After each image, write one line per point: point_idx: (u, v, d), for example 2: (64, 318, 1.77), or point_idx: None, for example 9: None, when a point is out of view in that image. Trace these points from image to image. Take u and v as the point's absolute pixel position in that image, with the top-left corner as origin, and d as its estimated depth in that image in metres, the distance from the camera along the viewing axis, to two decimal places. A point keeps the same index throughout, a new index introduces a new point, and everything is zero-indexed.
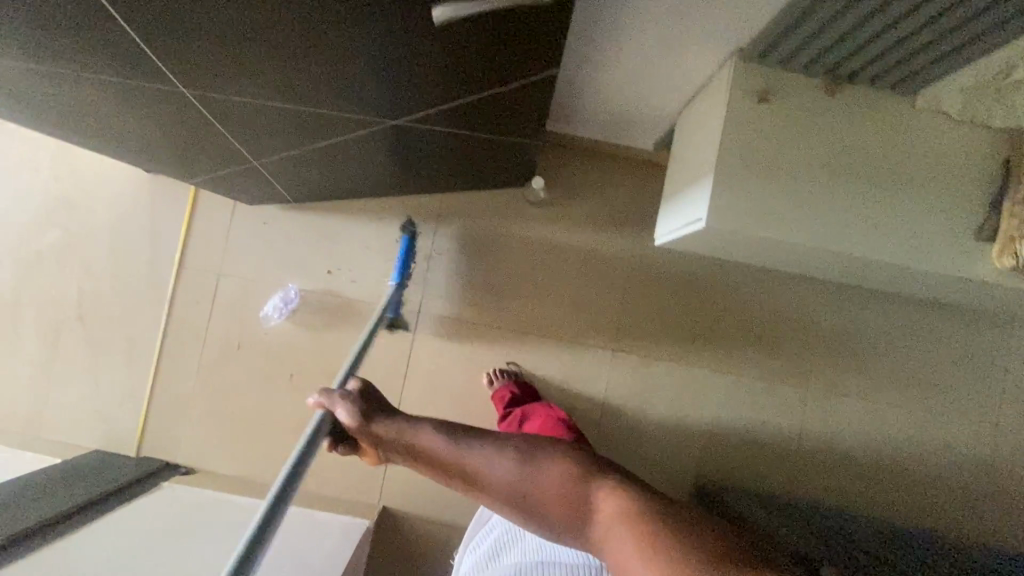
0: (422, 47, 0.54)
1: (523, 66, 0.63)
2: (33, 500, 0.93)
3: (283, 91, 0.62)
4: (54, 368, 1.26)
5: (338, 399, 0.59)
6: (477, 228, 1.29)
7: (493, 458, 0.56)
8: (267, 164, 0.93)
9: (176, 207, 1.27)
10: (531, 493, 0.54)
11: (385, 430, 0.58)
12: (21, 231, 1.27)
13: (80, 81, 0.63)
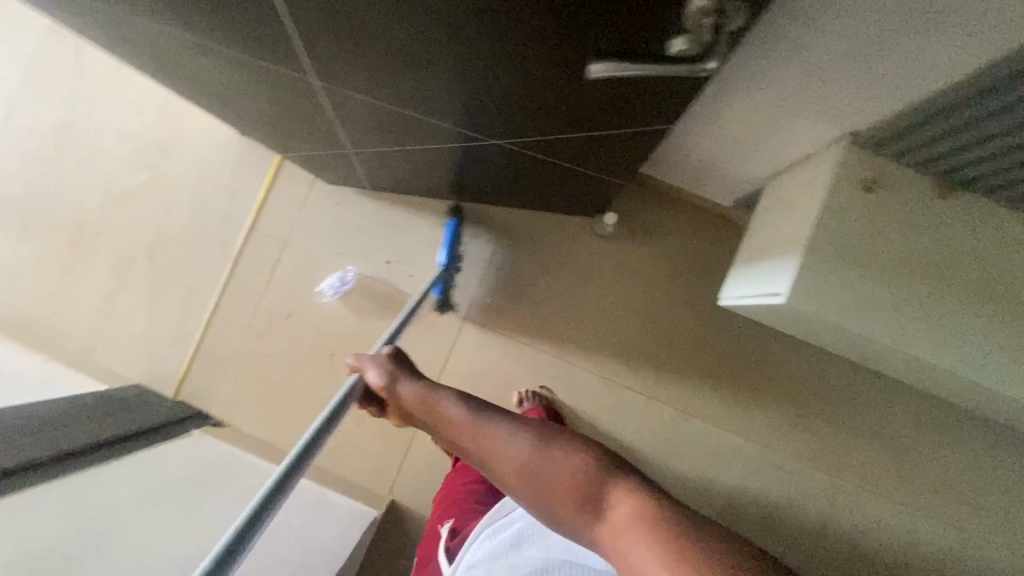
0: (550, 90, 0.57)
1: (632, 122, 0.64)
2: (81, 423, 0.98)
3: (405, 96, 0.65)
4: (116, 299, 1.32)
5: (373, 359, 0.69)
6: (537, 248, 1.29)
7: (509, 434, 0.59)
8: (361, 153, 0.95)
9: (260, 172, 1.32)
10: (548, 477, 0.56)
11: (406, 390, 0.65)
12: (116, 166, 1.34)
13: (223, 49, 0.67)
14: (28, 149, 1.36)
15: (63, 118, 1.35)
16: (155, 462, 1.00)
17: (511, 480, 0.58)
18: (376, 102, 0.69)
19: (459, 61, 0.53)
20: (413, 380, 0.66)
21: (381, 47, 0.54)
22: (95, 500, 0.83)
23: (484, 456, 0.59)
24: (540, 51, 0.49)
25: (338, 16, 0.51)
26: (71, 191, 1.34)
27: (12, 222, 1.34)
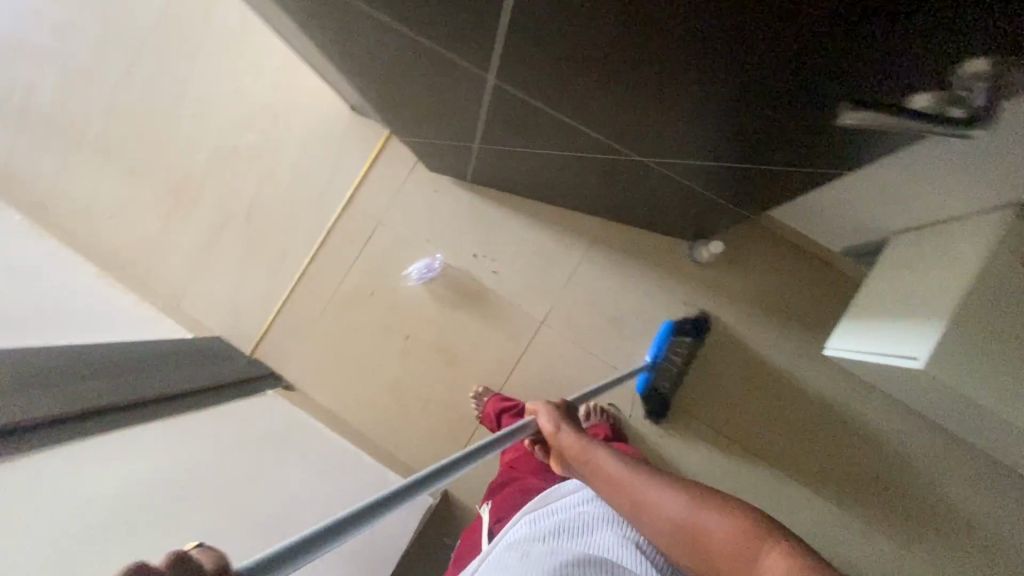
0: (727, 127, 0.62)
1: (792, 147, 0.65)
2: (157, 374, 1.04)
3: (573, 111, 0.69)
4: (210, 252, 1.36)
5: (543, 408, 0.78)
6: (627, 264, 1.28)
7: (664, 491, 0.63)
8: (488, 149, 0.98)
9: (365, 148, 1.34)
10: (701, 535, 0.59)
11: (569, 437, 0.73)
12: (228, 123, 1.38)
13: (396, 36, 0.67)
14: (148, 96, 1.40)
15: (185, 70, 1.40)
16: (217, 421, 1.02)
17: (659, 536, 0.62)
18: (534, 101, 0.70)
19: (646, 77, 0.55)
20: (577, 431, 0.74)
21: (571, 57, 0.55)
22: (162, 451, 0.85)
23: (642, 511, 0.63)
24: (734, 74, 0.50)
25: (547, 46, 0.55)
26: (183, 142, 1.39)
27: (124, 163, 1.39)
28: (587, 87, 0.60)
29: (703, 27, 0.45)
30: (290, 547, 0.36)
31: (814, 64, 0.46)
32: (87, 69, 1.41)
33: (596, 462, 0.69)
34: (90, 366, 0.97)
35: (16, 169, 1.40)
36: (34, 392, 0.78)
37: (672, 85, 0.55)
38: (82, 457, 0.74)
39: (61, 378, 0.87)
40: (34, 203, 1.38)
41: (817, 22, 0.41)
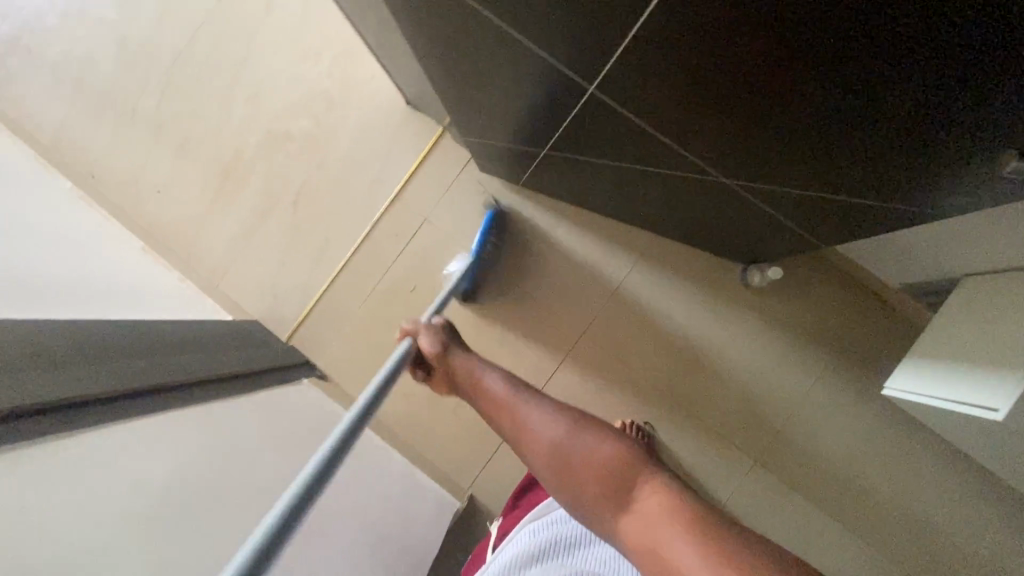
0: (823, 146, 0.63)
1: (815, 166, 0.69)
2: (200, 355, 1.04)
3: (669, 122, 0.69)
4: (253, 234, 1.35)
5: (429, 330, 0.84)
6: (674, 280, 1.26)
7: (542, 416, 0.70)
8: (558, 155, 0.97)
9: (418, 143, 1.33)
10: (571, 457, 0.65)
11: (457, 360, 0.81)
12: (281, 107, 1.37)
13: (493, 32, 0.66)
14: (204, 74, 1.39)
15: (244, 51, 1.39)
16: (258, 410, 1.02)
17: (532, 455, 0.67)
18: (631, 111, 0.70)
19: (717, 89, 0.57)
20: (464, 354, 0.82)
21: (669, 62, 0.56)
22: (208, 436, 0.87)
23: (518, 429, 0.70)
24: (771, 83, 0.54)
25: (665, 55, 0.56)
26: (236, 123, 1.38)
27: (175, 140, 1.39)
28: (696, 96, 0.60)
29: (764, 39, 0.48)
30: (262, 540, 0.41)
31: (837, 73, 0.50)
32: (146, 43, 1.41)
33: (480, 383, 0.77)
34: (137, 344, 0.97)
35: (68, 136, 1.40)
36: (83, 371, 0.78)
37: (723, 94, 0.58)
38: (135, 437, 0.74)
39: (108, 356, 0.87)
40: (83, 172, 1.38)
41: (852, 31, 0.44)
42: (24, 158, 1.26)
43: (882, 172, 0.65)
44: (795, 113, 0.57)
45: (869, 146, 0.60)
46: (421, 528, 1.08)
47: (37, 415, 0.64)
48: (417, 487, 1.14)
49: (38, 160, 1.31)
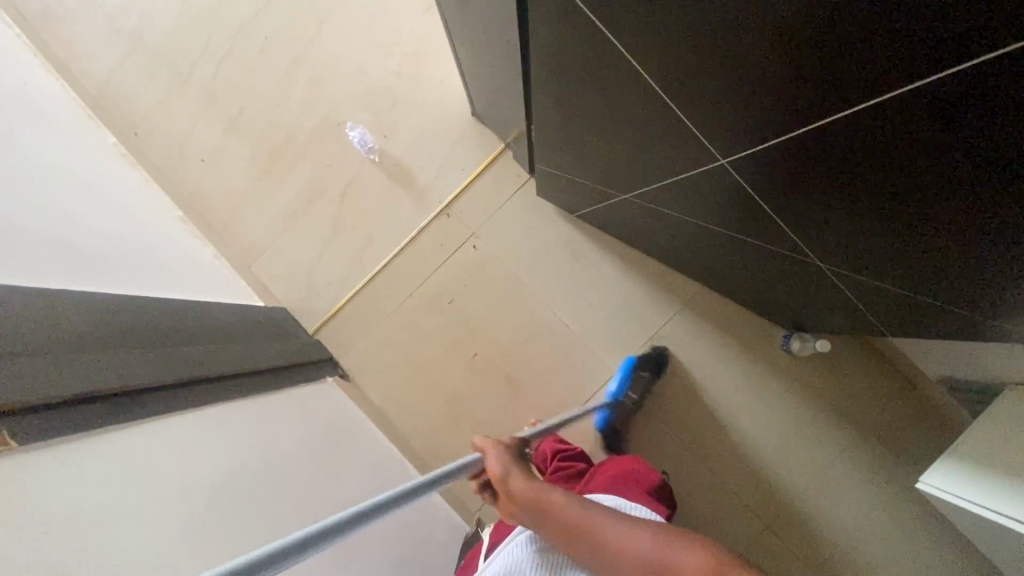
0: (916, 253, 0.57)
1: (922, 265, 0.59)
2: (233, 345, 1.01)
3: (766, 203, 0.67)
4: (295, 220, 1.32)
5: (494, 447, 0.66)
6: (713, 333, 1.26)
7: (631, 531, 0.54)
8: (633, 201, 0.98)
9: (477, 157, 1.32)
10: (676, 573, 0.49)
11: (524, 486, 0.61)
12: (342, 95, 1.33)
13: (620, 85, 0.65)
14: (267, 48, 1.35)
15: (312, 31, 1.34)
16: (279, 406, 0.99)
17: None
18: (732, 184, 0.69)
19: (814, 192, 0.57)
20: (530, 477, 0.63)
21: (779, 154, 0.54)
22: (240, 434, 0.84)
23: (610, 567, 0.52)
24: (865, 205, 0.52)
25: (772, 151, 0.55)
26: (293, 105, 1.33)
27: (226, 111, 1.34)
28: (798, 190, 0.59)
29: (836, 137, 0.46)
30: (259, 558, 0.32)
31: (922, 165, 0.42)
32: (211, 5, 1.36)
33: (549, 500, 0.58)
34: (167, 325, 0.93)
35: (115, 88, 1.35)
36: (111, 361, 0.74)
37: (818, 187, 0.55)
38: (160, 435, 0.71)
39: (139, 340, 0.83)
40: (125, 127, 1.34)
41: (968, 163, 0.39)
42: (69, 106, 1.22)
43: (967, 300, 0.62)
44: (885, 233, 0.56)
45: (962, 259, 0.53)
46: (429, 544, 1.05)
47: (73, 407, 0.62)
48: (430, 512, 1.13)
49: (82, 110, 1.26)
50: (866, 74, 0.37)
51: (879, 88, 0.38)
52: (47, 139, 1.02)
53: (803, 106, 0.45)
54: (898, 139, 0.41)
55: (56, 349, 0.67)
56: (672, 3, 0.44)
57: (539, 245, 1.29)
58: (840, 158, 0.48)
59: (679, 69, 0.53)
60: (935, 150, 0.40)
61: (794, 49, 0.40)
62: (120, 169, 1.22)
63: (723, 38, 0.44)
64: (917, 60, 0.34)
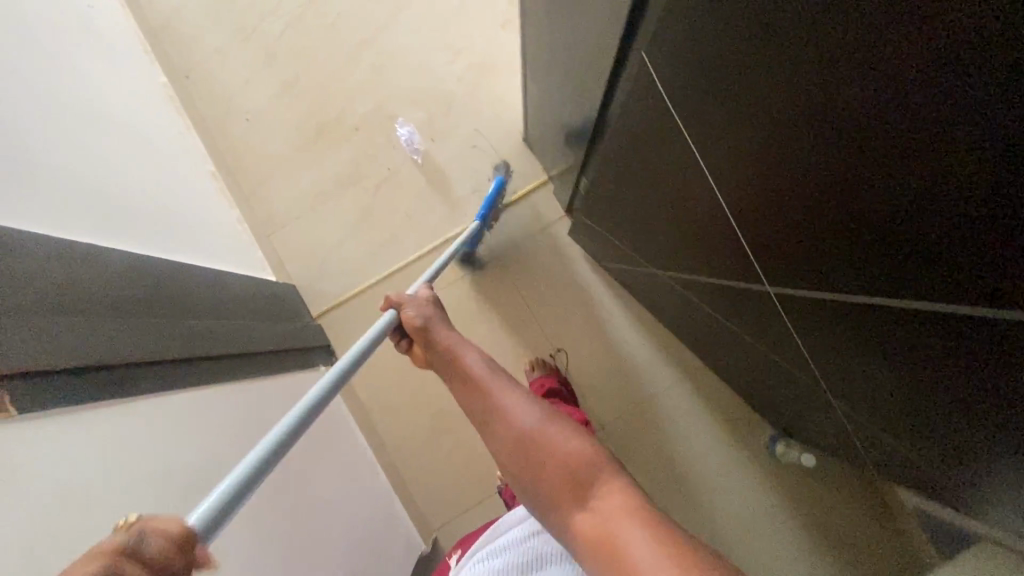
0: (897, 427, 0.56)
1: (900, 436, 0.57)
2: (248, 321, 1.01)
3: (785, 332, 0.67)
4: (325, 201, 1.31)
5: (412, 301, 0.70)
6: (708, 411, 1.25)
7: (523, 404, 0.55)
8: (662, 277, 0.98)
9: (520, 182, 1.31)
10: (543, 444, 0.50)
11: (442, 336, 0.66)
12: (400, 87, 1.32)
13: (683, 187, 0.64)
14: (337, 21, 1.33)
15: (385, 18, 1.33)
16: (274, 392, 0.98)
17: (502, 439, 0.53)
18: (764, 304, 0.67)
19: (825, 336, 0.54)
20: (447, 330, 0.67)
21: (796, 291, 0.53)
22: (234, 417, 0.84)
23: (492, 419, 0.55)
24: (866, 365, 0.50)
25: (789, 285, 0.53)
26: (349, 85, 1.32)
27: (280, 75, 1.33)
28: (810, 331, 0.57)
29: (831, 282, 0.43)
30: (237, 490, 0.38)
31: (890, 328, 0.40)
32: None
33: (457, 360, 0.62)
34: (193, 289, 0.93)
35: (177, 27, 1.34)
36: (140, 323, 0.74)
37: (822, 328, 0.53)
38: (153, 415, 0.69)
39: (156, 305, 0.81)
40: (177, 68, 1.33)
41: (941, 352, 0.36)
42: (129, 35, 1.21)
43: (962, 502, 0.58)
44: (897, 414, 0.52)
45: (929, 448, 0.52)
46: (381, 558, 1.03)
47: (93, 369, 0.62)
48: (392, 524, 1.12)
49: (140, 43, 1.25)
50: (892, 276, 0.35)
51: (896, 263, 0.34)
52: (96, 68, 1.01)
53: (822, 260, 0.43)
54: (911, 341, 0.39)
55: (83, 307, 0.67)
56: (751, 114, 0.41)
57: (558, 284, 1.29)
58: (850, 319, 0.45)
59: (745, 200, 0.51)
60: (911, 327, 0.38)
61: (838, 206, 0.36)
62: (164, 109, 1.20)
63: (787, 182, 0.42)
64: (945, 278, 0.31)
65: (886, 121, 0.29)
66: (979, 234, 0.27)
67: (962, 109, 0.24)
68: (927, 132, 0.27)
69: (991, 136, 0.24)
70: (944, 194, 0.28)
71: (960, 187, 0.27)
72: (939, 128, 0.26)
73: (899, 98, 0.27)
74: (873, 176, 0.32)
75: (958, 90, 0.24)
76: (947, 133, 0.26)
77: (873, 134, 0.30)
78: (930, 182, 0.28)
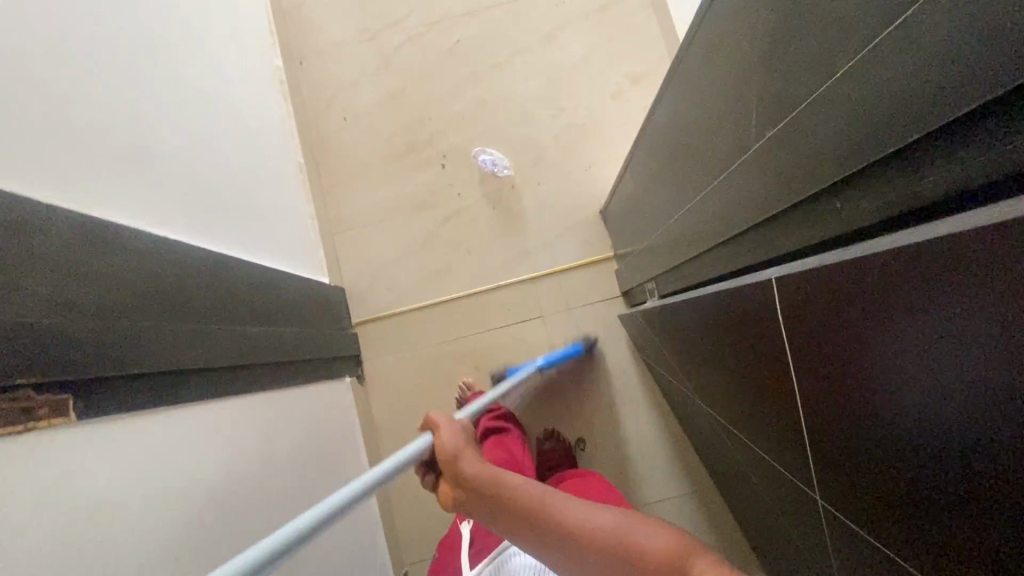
0: None
1: None
2: (295, 328, 1.04)
3: (811, 535, 0.65)
4: (394, 218, 1.33)
5: (449, 421, 0.59)
6: (706, 533, 1.22)
7: (590, 515, 0.51)
8: (698, 408, 0.96)
9: (585, 253, 1.30)
10: (620, 550, 0.48)
11: (477, 467, 0.55)
12: (496, 127, 1.33)
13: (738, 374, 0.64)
14: (456, 48, 1.35)
15: (502, 57, 1.34)
16: (298, 403, 1.00)
17: (586, 566, 0.49)
18: (795, 507, 0.65)
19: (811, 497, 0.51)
20: (483, 462, 0.56)
21: (794, 443, 0.49)
22: (258, 426, 0.86)
23: (565, 547, 0.50)
24: (843, 525, 0.46)
25: (787, 433, 0.49)
26: (449, 112, 1.34)
27: (389, 84, 1.35)
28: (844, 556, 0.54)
29: (824, 404, 0.40)
30: (267, 556, 0.38)
31: (872, 459, 0.36)
32: None
33: (503, 499, 0.53)
34: (256, 286, 0.96)
35: (307, 15, 1.39)
36: (201, 326, 0.76)
37: (809, 485, 0.50)
38: (189, 425, 0.71)
39: (222, 307, 0.84)
40: (296, 53, 1.38)
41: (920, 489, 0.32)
42: (260, 17, 1.26)
43: None
44: None
45: None
46: None
47: (148, 379, 0.65)
48: (369, 552, 1.14)
49: (269, 25, 1.31)
50: (863, 465, 0.38)
51: (905, 381, 0.30)
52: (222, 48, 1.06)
53: (820, 384, 0.39)
54: (882, 485, 0.36)
55: (157, 309, 0.69)
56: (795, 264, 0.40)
57: (593, 364, 1.28)
58: (835, 453, 0.41)
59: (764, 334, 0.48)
60: (897, 461, 0.34)
61: (849, 314, 0.34)
62: (273, 94, 1.25)
63: (791, 380, 0.44)
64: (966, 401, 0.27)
65: (879, 351, 0.32)
66: (965, 488, 0.29)
67: (967, 398, 0.27)
68: (930, 403, 0.29)
69: (970, 389, 0.27)
70: (934, 446, 0.30)
71: (950, 448, 0.29)
72: (935, 397, 0.29)
73: (915, 331, 0.29)
74: (863, 364, 0.34)
75: (959, 376, 0.27)
76: (942, 402, 0.28)
77: (871, 376, 0.33)
78: (926, 440, 0.30)
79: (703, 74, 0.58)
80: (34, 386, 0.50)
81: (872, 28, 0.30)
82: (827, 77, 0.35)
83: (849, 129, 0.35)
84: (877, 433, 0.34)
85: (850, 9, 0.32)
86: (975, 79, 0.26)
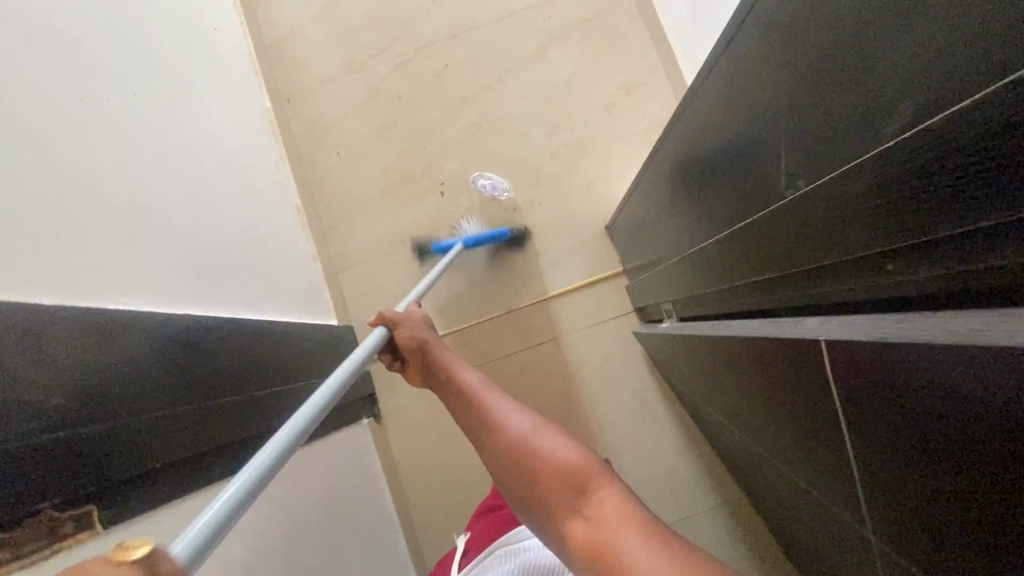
0: None
1: None
2: (309, 379, 1.02)
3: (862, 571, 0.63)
4: (397, 252, 1.31)
5: (409, 321, 0.74)
6: (738, 546, 1.20)
7: (512, 415, 0.56)
8: (725, 429, 0.95)
9: (593, 272, 1.28)
10: (529, 456, 0.51)
11: (436, 349, 0.70)
12: (493, 150, 1.31)
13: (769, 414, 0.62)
14: (444, 73, 1.33)
15: (491, 79, 1.32)
16: (319, 456, 0.98)
17: (495, 459, 0.53)
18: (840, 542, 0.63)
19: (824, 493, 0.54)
20: (443, 352, 0.70)
21: (808, 447, 0.51)
22: (284, 488, 0.84)
23: (484, 430, 0.56)
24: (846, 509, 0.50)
25: (800, 431, 0.52)
26: (443, 138, 1.32)
27: (379, 115, 1.33)
28: None
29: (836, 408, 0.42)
30: (224, 514, 0.38)
31: (878, 461, 0.39)
32: (411, 11, 1.35)
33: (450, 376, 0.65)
34: (266, 343, 0.94)
35: (291, 52, 1.37)
36: (217, 399, 0.75)
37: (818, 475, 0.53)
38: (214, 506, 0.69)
39: (236, 373, 0.82)
40: (282, 91, 1.36)
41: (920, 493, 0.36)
42: (244, 60, 1.23)
43: None
44: None
45: None
46: None
47: (170, 468, 0.63)
48: None
49: (253, 66, 1.28)
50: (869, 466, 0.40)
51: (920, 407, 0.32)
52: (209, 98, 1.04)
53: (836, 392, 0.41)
54: (886, 484, 0.39)
55: (175, 391, 0.67)
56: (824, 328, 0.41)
57: (611, 384, 1.27)
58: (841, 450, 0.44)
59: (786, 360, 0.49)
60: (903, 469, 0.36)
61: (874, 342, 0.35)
62: (264, 138, 1.22)
63: (808, 390, 0.46)
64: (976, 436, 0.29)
65: (895, 373, 0.33)
66: (961, 504, 0.32)
67: (969, 451, 0.30)
68: (936, 447, 0.32)
69: (979, 425, 0.29)
70: (935, 462, 0.33)
71: (951, 468, 0.32)
72: (943, 425, 0.31)
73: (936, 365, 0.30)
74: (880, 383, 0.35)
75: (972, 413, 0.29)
76: (949, 430, 0.31)
77: (882, 389, 0.35)
78: (934, 477, 0.33)
79: (716, 115, 0.56)
80: (56, 504, 0.48)
81: (922, 99, 0.29)
82: (862, 143, 0.34)
83: (877, 198, 0.35)
84: (894, 466, 0.37)
85: (893, 77, 0.31)
86: (1002, 152, 0.26)
